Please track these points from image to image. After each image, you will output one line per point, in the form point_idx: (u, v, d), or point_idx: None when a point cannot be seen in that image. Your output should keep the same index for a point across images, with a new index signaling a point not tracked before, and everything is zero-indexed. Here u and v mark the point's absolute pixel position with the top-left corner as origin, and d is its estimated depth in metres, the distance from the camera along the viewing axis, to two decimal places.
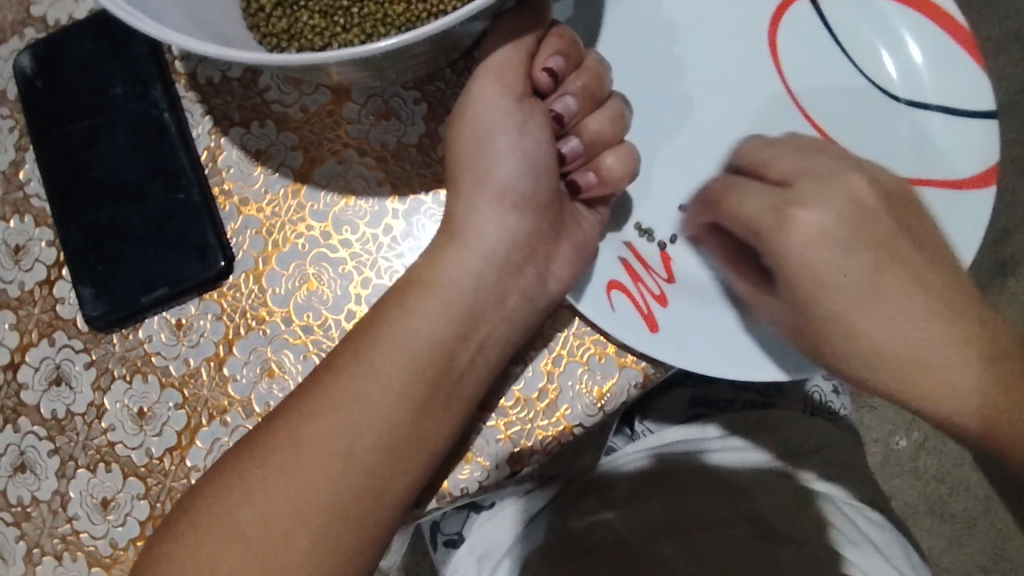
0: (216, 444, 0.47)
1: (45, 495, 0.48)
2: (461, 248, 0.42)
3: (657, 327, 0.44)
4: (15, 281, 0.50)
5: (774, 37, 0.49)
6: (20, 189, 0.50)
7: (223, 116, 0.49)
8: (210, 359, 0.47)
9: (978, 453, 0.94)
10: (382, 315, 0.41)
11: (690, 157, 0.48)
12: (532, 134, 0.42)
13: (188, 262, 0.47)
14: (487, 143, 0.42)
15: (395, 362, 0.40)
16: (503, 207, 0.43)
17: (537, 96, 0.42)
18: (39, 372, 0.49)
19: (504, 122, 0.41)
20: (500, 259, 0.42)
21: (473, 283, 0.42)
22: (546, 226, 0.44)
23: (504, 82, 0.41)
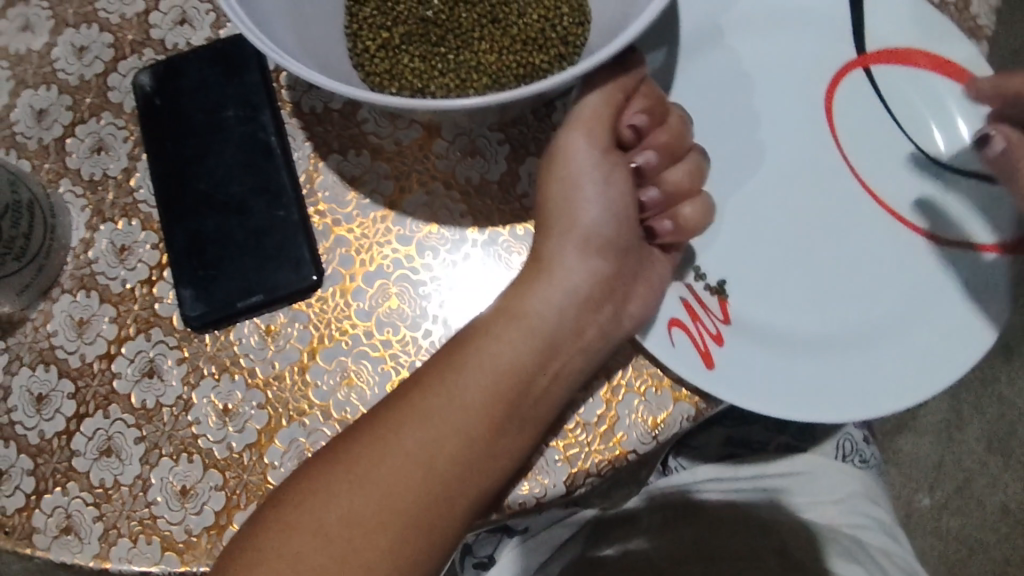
0: (294, 444, 0.50)
1: (127, 479, 0.51)
2: (544, 283, 0.47)
3: (712, 365, 0.48)
4: (118, 278, 0.54)
5: (831, 103, 0.53)
6: (129, 195, 0.55)
7: (323, 143, 0.54)
8: (294, 364, 0.51)
9: (1000, 515, 0.97)
10: (467, 340, 0.46)
11: (756, 212, 0.52)
12: (616, 181, 0.47)
13: (283, 273, 0.51)
14: (575, 191, 0.46)
15: (476, 384, 0.44)
16: (584, 251, 0.47)
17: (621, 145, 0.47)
18: (134, 363, 0.52)
19: (593, 173, 0.46)
20: (579, 297, 0.47)
21: (554, 317, 0.46)
22: (625, 268, 0.48)
23: (593, 136, 0.46)
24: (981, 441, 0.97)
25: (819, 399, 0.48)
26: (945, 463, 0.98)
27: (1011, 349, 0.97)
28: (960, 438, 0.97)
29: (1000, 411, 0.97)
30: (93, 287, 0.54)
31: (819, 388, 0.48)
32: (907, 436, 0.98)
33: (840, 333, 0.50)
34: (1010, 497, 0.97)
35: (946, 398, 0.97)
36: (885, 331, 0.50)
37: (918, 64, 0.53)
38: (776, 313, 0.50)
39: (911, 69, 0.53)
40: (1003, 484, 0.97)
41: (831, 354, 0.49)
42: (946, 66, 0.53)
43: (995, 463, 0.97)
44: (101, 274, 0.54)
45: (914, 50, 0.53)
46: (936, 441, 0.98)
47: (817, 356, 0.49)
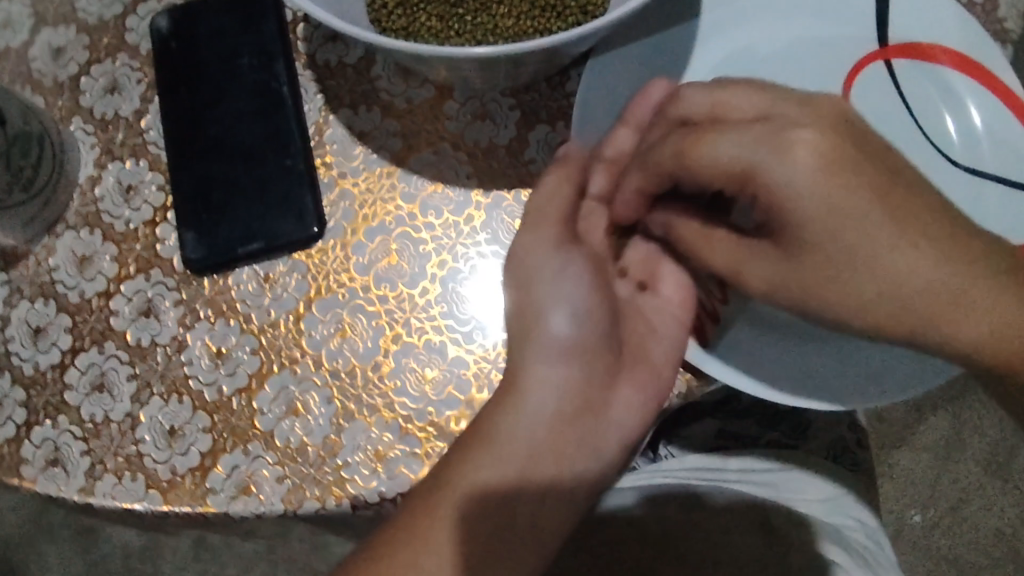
0: (284, 391, 0.50)
1: (117, 415, 0.52)
2: (513, 414, 0.48)
3: (704, 342, 0.50)
4: (122, 217, 0.54)
5: (847, 91, 0.52)
6: (139, 136, 0.56)
7: (334, 96, 0.54)
8: (290, 313, 0.51)
9: (992, 537, 0.99)
10: (449, 478, 0.46)
11: None
12: (574, 339, 0.51)
13: (286, 222, 0.51)
14: (535, 320, 0.50)
15: (463, 502, 0.45)
16: (555, 360, 0.50)
17: (597, 270, 0.54)
18: (132, 302, 0.53)
19: (549, 272, 0.50)
20: (547, 418, 0.49)
21: (527, 441, 0.48)
22: (596, 374, 0.52)
23: (542, 233, 0.50)
24: (980, 462, 0.99)
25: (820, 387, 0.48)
26: (941, 481, 1.00)
27: None
28: (959, 457, 0.99)
29: (1002, 435, 0.99)
30: (97, 224, 0.54)
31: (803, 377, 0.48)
32: (905, 451, 0.99)
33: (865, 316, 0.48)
34: (1003, 521, 0.99)
35: (948, 417, 0.99)
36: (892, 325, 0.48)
37: (939, 62, 0.51)
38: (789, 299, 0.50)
39: (932, 67, 0.52)
40: (998, 508, 1.00)
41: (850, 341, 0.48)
42: (971, 66, 0.51)
43: (992, 485, 1.00)
44: (106, 212, 0.55)
45: (937, 47, 0.51)
46: (933, 457, 0.99)
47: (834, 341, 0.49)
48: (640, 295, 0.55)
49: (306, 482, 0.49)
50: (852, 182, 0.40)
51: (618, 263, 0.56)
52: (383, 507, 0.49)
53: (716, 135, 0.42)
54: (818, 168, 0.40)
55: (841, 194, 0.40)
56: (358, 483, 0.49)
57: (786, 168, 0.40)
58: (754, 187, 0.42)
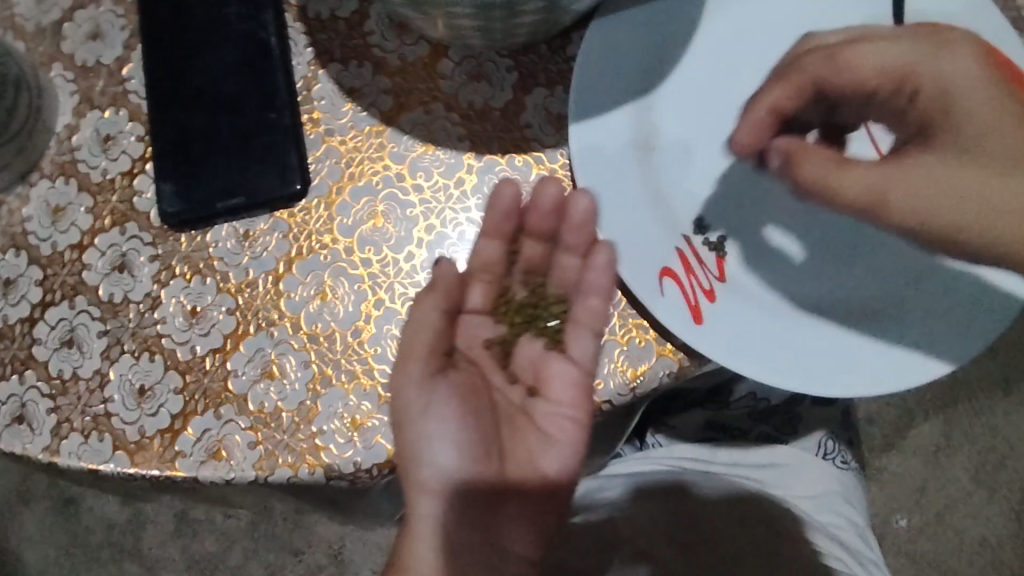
0: (259, 354, 0.48)
1: (85, 372, 0.49)
2: (416, 522, 0.50)
3: (701, 320, 0.46)
4: (99, 167, 0.52)
5: None
6: (120, 85, 0.53)
7: (325, 50, 0.51)
8: (269, 273, 0.49)
9: (977, 546, 0.99)
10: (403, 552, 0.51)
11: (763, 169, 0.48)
12: (452, 469, 0.49)
13: (268, 178, 0.49)
14: (419, 460, 0.48)
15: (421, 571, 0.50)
16: (436, 494, 0.50)
17: (467, 406, 0.50)
18: (105, 257, 0.51)
19: (421, 413, 0.48)
20: (451, 529, 0.50)
21: (437, 526, 0.50)
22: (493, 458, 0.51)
23: (409, 370, 0.47)
24: (969, 469, 0.99)
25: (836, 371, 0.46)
26: (929, 487, 0.99)
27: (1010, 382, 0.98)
28: (948, 464, 0.99)
29: (992, 443, 0.99)
30: (73, 174, 0.52)
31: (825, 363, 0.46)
32: (893, 455, 0.99)
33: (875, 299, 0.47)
34: (990, 530, 0.99)
35: (939, 423, 0.99)
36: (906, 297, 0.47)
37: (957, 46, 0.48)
38: (786, 277, 0.48)
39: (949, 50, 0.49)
40: (984, 516, 0.99)
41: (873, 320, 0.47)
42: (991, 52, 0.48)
43: (979, 494, 0.99)
44: (82, 162, 0.52)
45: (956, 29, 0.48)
46: (922, 462, 0.99)
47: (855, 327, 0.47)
48: (530, 403, 0.51)
49: (279, 449, 0.47)
50: (1001, 93, 0.48)
51: (508, 368, 0.51)
52: (357, 478, 0.48)
53: (870, 44, 0.48)
54: (972, 76, 0.48)
55: (991, 104, 0.47)
56: (333, 452, 0.47)
57: (955, 70, 0.48)
58: (914, 83, 0.47)
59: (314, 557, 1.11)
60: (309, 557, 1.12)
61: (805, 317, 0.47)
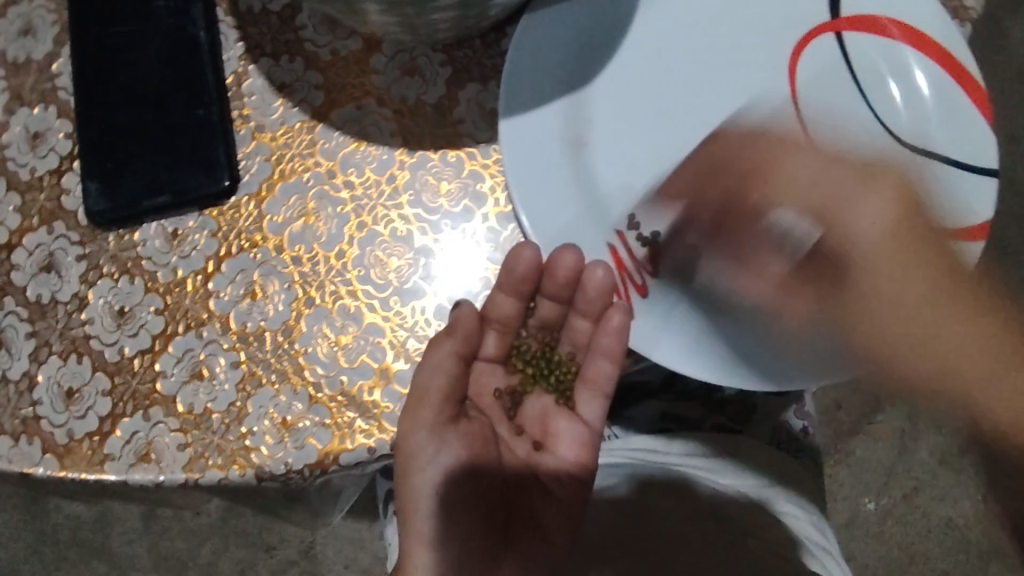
0: (188, 354, 0.48)
1: (14, 374, 0.49)
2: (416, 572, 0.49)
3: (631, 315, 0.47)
4: (28, 165, 0.51)
5: (795, 66, 0.48)
6: (50, 81, 0.52)
7: (256, 45, 0.50)
8: (197, 272, 0.48)
9: (944, 528, 0.99)
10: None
11: (700, 167, 0.47)
12: (449, 522, 0.50)
13: (196, 176, 0.48)
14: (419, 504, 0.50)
15: None
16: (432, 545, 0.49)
17: (474, 454, 0.52)
18: (33, 257, 0.50)
19: (428, 452, 0.49)
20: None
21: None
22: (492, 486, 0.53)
23: (419, 417, 0.46)
24: (936, 453, 0.99)
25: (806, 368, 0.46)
26: (896, 471, 0.99)
27: None
28: (914, 448, 0.99)
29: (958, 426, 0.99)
30: (1, 172, 0.51)
31: (750, 357, 0.47)
32: (861, 439, 0.99)
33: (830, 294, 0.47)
34: (957, 512, 0.99)
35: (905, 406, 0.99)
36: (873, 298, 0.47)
37: (893, 38, 0.48)
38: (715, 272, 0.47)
39: (883, 42, 0.48)
40: (952, 499, 0.99)
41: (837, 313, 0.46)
42: (926, 41, 0.47)
43: (945, 476, 0.99)
44: (11, 160, 0.51)
45: (891, 20, 0.48)
46: (889, 446, 0.99)
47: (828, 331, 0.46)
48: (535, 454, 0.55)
49: (209, 451, 0.47)
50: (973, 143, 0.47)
51: (514, 420, 0.56)
52: (289, 479, 0.47)
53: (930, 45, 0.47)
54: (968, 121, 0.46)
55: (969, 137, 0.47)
56: (264, 453, 0.46)
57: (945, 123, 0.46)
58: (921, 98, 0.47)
59: (285, 552, 1.11)
60: (281, 552, 1.11)
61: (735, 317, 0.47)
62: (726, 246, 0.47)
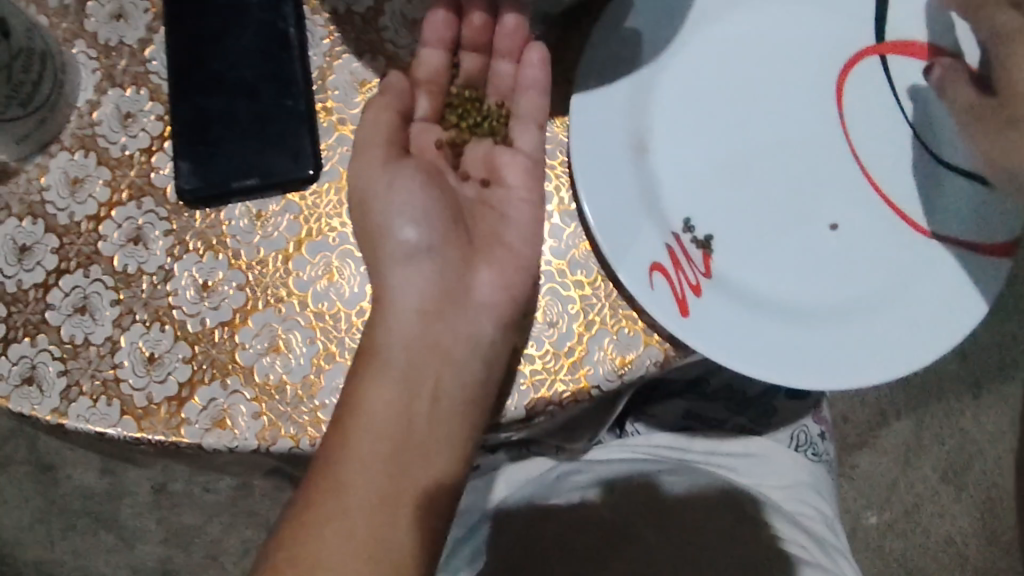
0: (267, 328, 0.51)
1: (97, 338, 0.51)
2: (380, 315, 0.50)
3: (686, 312, 0.48)
4: (118, 143, 0.54)
5: (842, 86, 0.52)
6: (142, 65, 0.55)
7: (340, 43, 0.54)
8: (279, 252, 0.52)
9: (943, 544, 1.03)
10: (366, 359, 0.49)
11: (757, 177, 0.51)
12: (422, 242, 0.53)
13: (282, 162, 0.51)
14: (380, 237, 0.51)
15: (378, 417, 0.49)
16: (402, 268, 0.52)
17: (432, 185, 0.53)
18: (122, 229, 0.53)
19: (383, 185, 0.51)
20: (415, 316, 0.51)
21: (403, 347, 0.50)
22: (456, 236, 0.55)
23: (369, 156, 0.51)
24: (938, 470, 1.03)
25: (825, 359, 0.49)
26: (898, 486, 1.03)
27: (981, 386, 1.03)
28: (918, 464, 1.03)
29: (960, 445, 1.03)
30: (92, 148, 0.54)
31: (788, 352, 0.49)
32: (865, 453, 1.03)
33: (845, 300, 0.50)
34: (955, 528, 1.03)
35: (911, 424, 1.03)
36: (883, 304, 0.50)
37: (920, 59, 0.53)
38: (756, 277, 0.50)
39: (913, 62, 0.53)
40: (951, 516, 1.03)
41: (855, 316, 0.50)
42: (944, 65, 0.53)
43: (947, 493, 1.03)
44: (102, 137, 0.54)
45: (918, 44, 0.53)
46: (893, 462, 1.03)
47: (843, 326, 0.50)
48: (486, 194, 0.56)
49: (282, 420, 0.50)
50: None
51: (460, 168, 0.57)
52: None
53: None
54: None
55: None
56: None
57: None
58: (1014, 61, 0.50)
59: None
60: None
61: (775, 315, 0.49)
62: (760, 252, 0.51)
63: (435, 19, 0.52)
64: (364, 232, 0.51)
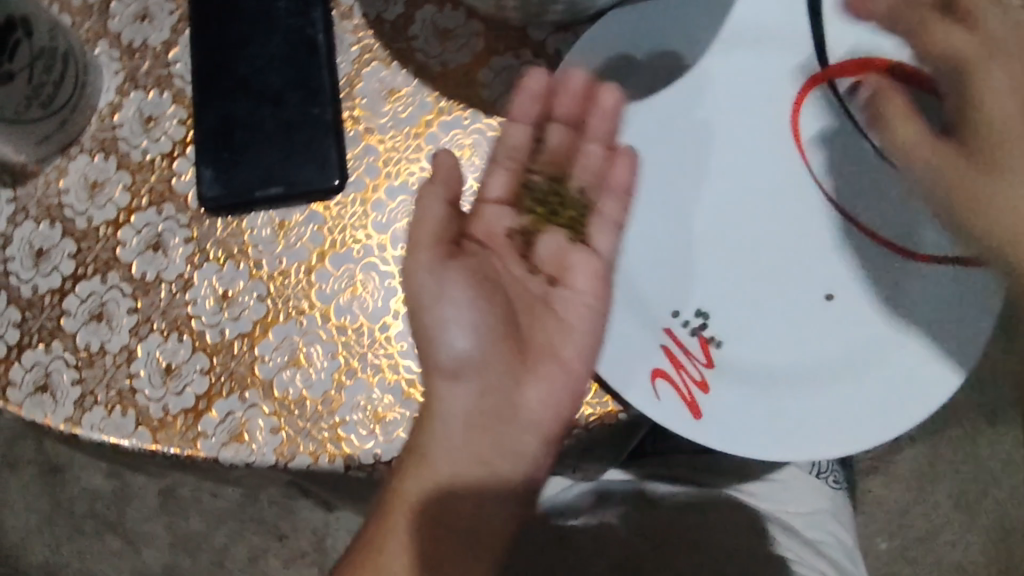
0: (287, 341, 0.49)
1: (113, 347, 0.50)
2: (432, 422, 0.46)
3: (699, 414, 0.45)
4: (140, 147, 0.53)
5: (798, 128, 0.48)
6: (166, 67, 0.54)
7: (369, 51, 0.52)
8: (302, 263, 0.50)
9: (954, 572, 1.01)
10: (413, 450, 0.46)
11: (731, 231, 0.47)
12: (473, 354, 0.46)
13: (308, 171, 0.50)
14: (438, 335, 0.46)
15: (422, 509, 0.45)
16: (453, 381, 0.47)
17: (490, 280, 0.47)
18: (141, 235, 0.52)
19: (444, 295, 0.45)
20: (463, 422, 0.46)
21: (450, 459, 0.46)
22: (519, 322, 0.49)
23: (418, 256, 0.45)
24: (952, 498, 1.01)
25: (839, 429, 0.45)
26: (911, 512, 1.01)
27: (998, 415, 1.01)
28: (932, 491, 1.01)
29: (976, 472, 1.01)
30: (112, 151, 0.53)
31: (790, 428, 0.45)
32: (878, 477, 1.01)
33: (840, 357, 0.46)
34: (967, 557, 1.01)
35: (925, 449, 1.01)
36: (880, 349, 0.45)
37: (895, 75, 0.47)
38: (747, 350, 0.46)
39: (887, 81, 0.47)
40: (963, 544, 1.01)
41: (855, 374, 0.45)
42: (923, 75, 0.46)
43: (960, 521, 1.01)
44: (122, 140, 0.53)
45: (886, 61, 0.47)
46: (906, 487, 1.01)
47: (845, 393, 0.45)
48: (553, 293, 0.49)
49: (301, 436, 0.48)
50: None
51: (531, 260, 0.50)
52: (376, 471, 0.49)
53: (950, 28, 0.44)
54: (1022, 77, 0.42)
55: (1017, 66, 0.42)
56: (354, 443, 0.48)
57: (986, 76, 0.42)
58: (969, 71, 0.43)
59: (297, 542, 1.07)
60: (293, 542, 1.08)
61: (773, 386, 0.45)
62: (752, 328, 0.46)
63: (525, 88, 0.47)
64: (415, 326, 0.46)
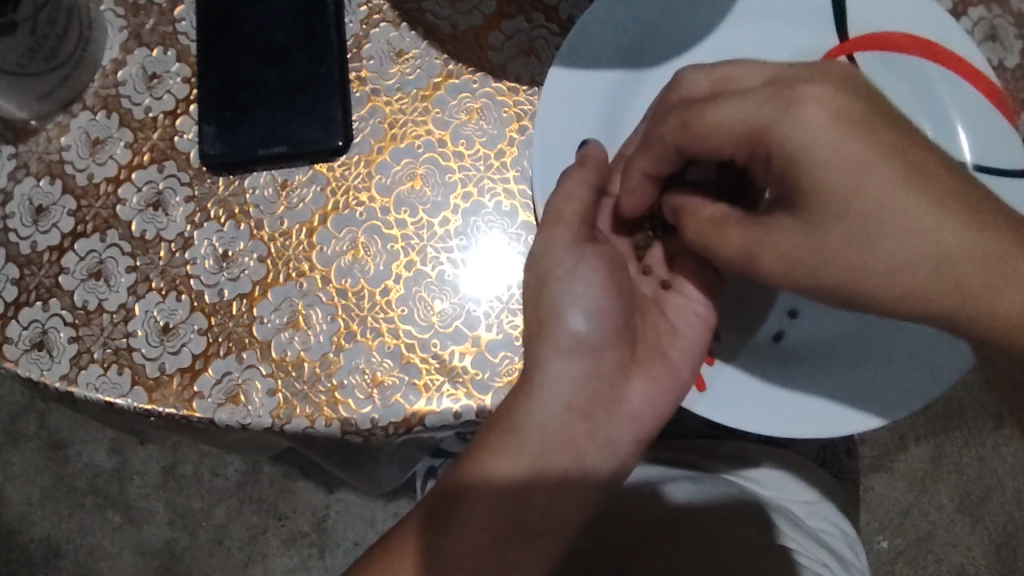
0: (287, 303, 0.49)
1: (111, 305, 0.49)
2: (528, 395, 0.46)
3: (703, 386, 0.47)
4: (142, 104, 0.52)
5: None
6: (171, 25, 0.53)
7: (377, 11, 0.51)
8: (303, 224, 0.50)
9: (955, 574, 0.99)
10: (509, 423, 0.46)
11: None
12: (590, 339, 0.49)
13: (312, 131, 0.50)
14: (561, 309, 0.48)
15: (501, 483, 0.45)
16: (569, 358, 0.47)
17: (609, 273, 0.50)
18: (142, 193, 0.51)
19: (569, 273, 0.48)
20: (571, 405, 0.47)
21: (548, 435, 0.46)
22: (630, 323, 0.51)
23: (556, 233, 0.47)
24: (954, 499, 1.00)
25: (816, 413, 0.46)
26: (912, 513, 1.00)
27: (1002, 416, 0.99)
28: (934, 490, 1.00)
29: (979, 473, 0.99)
30: (114, 109, 0.52)
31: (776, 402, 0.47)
32: (881, 476, 1.00)
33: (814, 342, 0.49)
34: (969, 560, 0.99)
35: (928, 448, 0.99)
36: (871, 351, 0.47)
37: (909, 52, 0.47)
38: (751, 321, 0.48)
39: (899, 57, 0.48)
40: (964, 546, 0.99)
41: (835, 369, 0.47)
42: (943, 54, 0.47)
43: (962, 523, 0.99)
44: (125, 98, 0.52)
45: (905, 36, 0.47)
46: (907, 486, 1.00)
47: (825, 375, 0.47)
48: (664, 295, 0.53)
49: (298, 399, 0.47)
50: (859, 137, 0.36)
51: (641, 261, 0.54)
52: (373, 435, 0.48)
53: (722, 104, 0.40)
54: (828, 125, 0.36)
55: (850, 146, 0.36)
56: (352, 407, 0.47)
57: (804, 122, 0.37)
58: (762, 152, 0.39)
59: (297, 523, 1.07)
60: (293, 522, 1.07)
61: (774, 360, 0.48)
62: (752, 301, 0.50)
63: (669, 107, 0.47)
64: (530, 307, 0.47)
